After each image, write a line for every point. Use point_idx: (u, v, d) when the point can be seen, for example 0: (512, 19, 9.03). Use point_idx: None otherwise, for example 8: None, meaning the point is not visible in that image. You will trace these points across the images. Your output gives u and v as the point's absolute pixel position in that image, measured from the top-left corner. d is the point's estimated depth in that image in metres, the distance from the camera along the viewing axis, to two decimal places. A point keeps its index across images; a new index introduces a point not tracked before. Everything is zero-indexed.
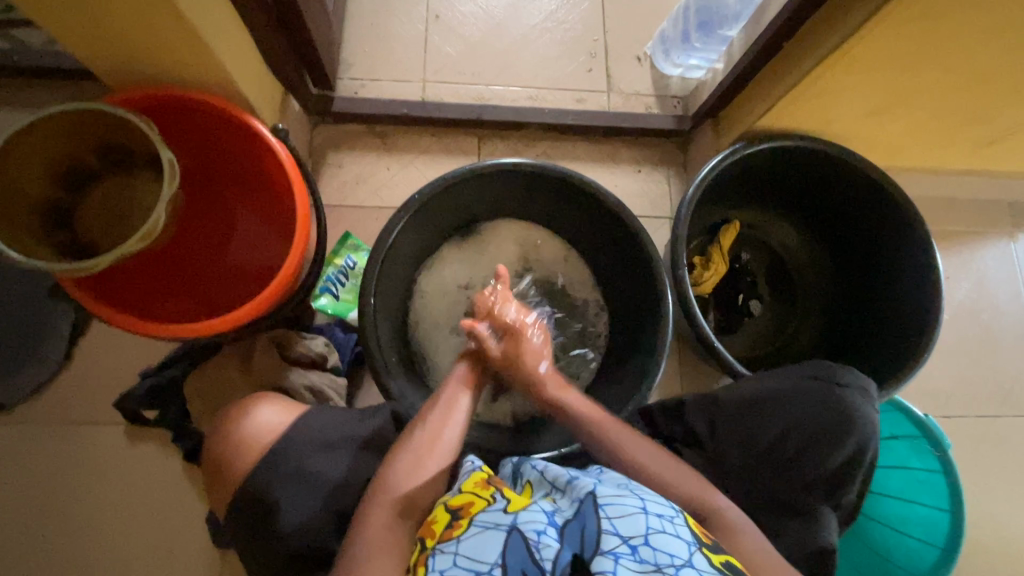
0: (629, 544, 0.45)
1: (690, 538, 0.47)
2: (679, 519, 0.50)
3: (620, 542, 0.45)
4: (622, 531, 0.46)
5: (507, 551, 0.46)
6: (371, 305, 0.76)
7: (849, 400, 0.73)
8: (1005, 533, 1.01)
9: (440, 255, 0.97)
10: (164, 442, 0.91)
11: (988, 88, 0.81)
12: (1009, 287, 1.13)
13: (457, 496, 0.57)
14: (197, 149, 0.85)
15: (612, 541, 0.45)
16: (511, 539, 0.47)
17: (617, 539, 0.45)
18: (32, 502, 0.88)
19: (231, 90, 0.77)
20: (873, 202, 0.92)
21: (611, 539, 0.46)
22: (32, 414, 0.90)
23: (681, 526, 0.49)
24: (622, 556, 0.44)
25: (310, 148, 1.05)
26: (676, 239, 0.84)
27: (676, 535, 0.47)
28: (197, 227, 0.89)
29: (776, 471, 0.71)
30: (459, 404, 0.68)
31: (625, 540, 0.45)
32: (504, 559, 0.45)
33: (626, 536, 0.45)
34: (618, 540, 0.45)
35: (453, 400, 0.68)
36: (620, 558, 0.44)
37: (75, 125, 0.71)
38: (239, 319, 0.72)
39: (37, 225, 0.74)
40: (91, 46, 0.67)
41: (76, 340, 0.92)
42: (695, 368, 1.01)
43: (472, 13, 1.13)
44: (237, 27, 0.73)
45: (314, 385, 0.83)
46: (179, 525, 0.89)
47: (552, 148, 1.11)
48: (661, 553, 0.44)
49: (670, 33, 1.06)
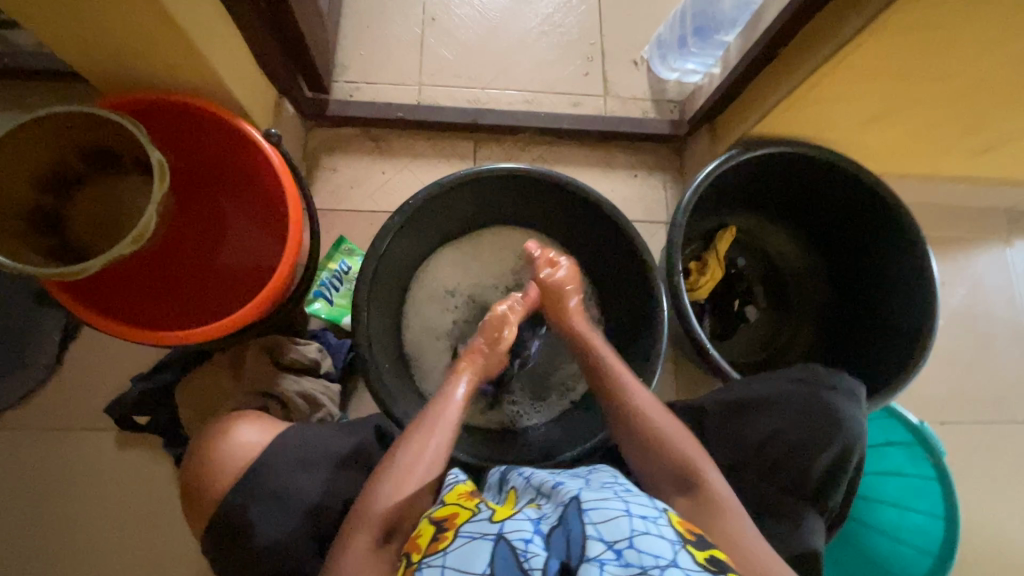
0: (613, 549, 0.44)
1: (673, 537, 0.46)
2: (662, 519, 0.49)
3: (605, 548, 0.44)
4: (606, 536, 0.45)
5: (494, 561, 0.45)
6: (363, 312, 0.75)
7: (836, 403, 0.73)
8: (1001, 541, 1.01)
9: (435, 260, 0.96)
10: (155, 449, 0.90)
11: (984, 96, 0.81)
12: (1004, 293, 1.13)
13: (443, 508, 0.56)
14: (188, 153, 0.84)
15: (597, 547, 0.44)
16: (499, 549, 0.46)
17: (602, 545, 0.44)
18: (20, 508, 0.87)
19: (224, 93, 0.77)
20: (868, 208, 0.92)
21: (596, 545, 0.45)
22: (20, 420, 0.89)
23: (665, 526, 0.48)
24: (607, 563, 0.43)
25: (304, 151, 1.04)
26: (672, 245, 0.84)
27: (660, 536, 0.46)
28: (188, 231, 0.89)
29: (765, 478, 0.70)
30: (445, 419, 0.66)
31: (609, 545, 0.44)
32: (492, 568, 0.45)
33: (611, 541, 0.44)
34: (603, 546, 0.44)
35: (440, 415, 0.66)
36: (606, 564, 0.43)
37: (59, 128, 0.70)
38: (229, 326, 0.72)
39: (26, 230, 0.73)
40: (81, 49, 0.66)
41: (67, 345, 0.91)
42: (690, 374, 1.01)
43: (469, 16, 1.13)
44: (229, 31, 0.72)
45: (307, 392, 0.82)
46: (169, 533, 0.88)
47: (548, 152, 1.10)
48: (646, 555, 0.43)
49: (667, 37, 1.06)
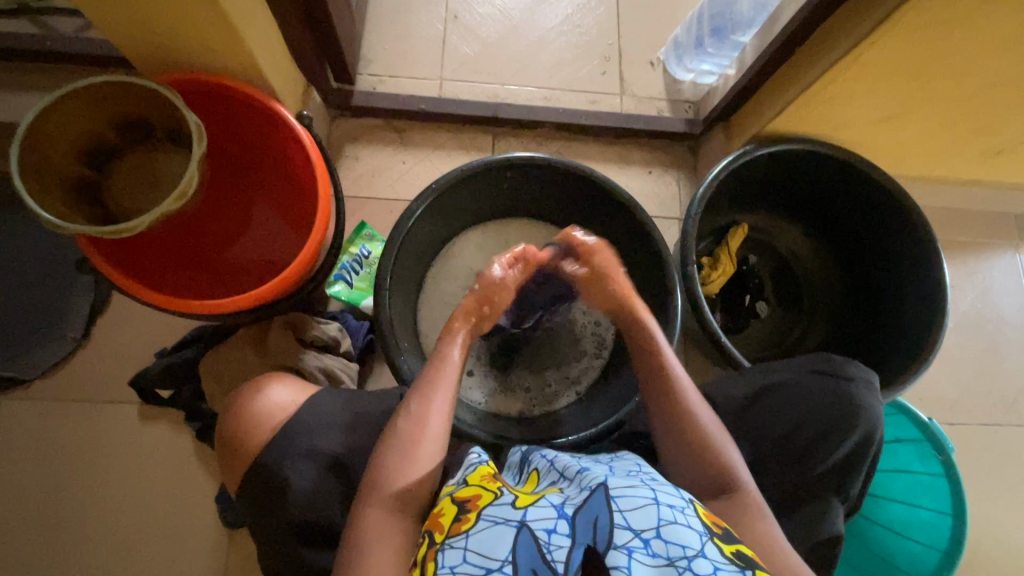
0: (641, 538, 0.46)
1: (701, 528, 0.48)
2: (690, 509, 0.51)
3: (633, 537, 0.46)
4: (634, 525, 0.47)
5: (517, 549, 0.47)
6: (385, 291, 0.78)
7: (855, 393, 0.73)
8: (1010, 541, 1.02)
9: (453, 245, 0.99)
10: (176, 422, 0.92)
11: (997, 99, 0.83)
12: (1015, 298, 1.14)
13: (465, 489, 0.58)
14: (220, 133, 0.87)
15: (625, 535, 0.46)
16: (522, 536, 0.48)
17: (630, 533, 0.47)
18: (44, 476, 0.89)
19: (258, 79, 0.80)
20: (878, 206, 0.94)
21: (624, 533, 0.47)
22: (45, 390, 0.91)
23: (693, 517, 0.49)
24: (635, 551, 0.45)
25: (329, 140, 1.07)
26: (687, 236, 0.86)
27: (688, 526, 0.48)
28: (216, 208, 0.91)
29: (784, 465, 0.72)
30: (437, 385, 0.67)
31: (637, 534, 0.46)
32: (514, 556, 0.46)
33: (638, 530, 0.47)
34: (630, 534, 0.47)
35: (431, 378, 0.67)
36: (634, 553, 0.45)
37: (96, 100, 0.73)
38: (259, 298, 0.74)
39: (68, 198, 0.76)
40: (126, 31, 0.69)
41: (95, 320, 0.94)
42: (702, 366, 1.03)
43: (490, 14, 1.16)
44: (266, 19, 0.75)
45: (328, 367, 0.85)
46: (188, 504, 0.90)
47: (566, 147, 1.13)
48: (673, 546, 0.45)
49: (683, 38, 1.08)
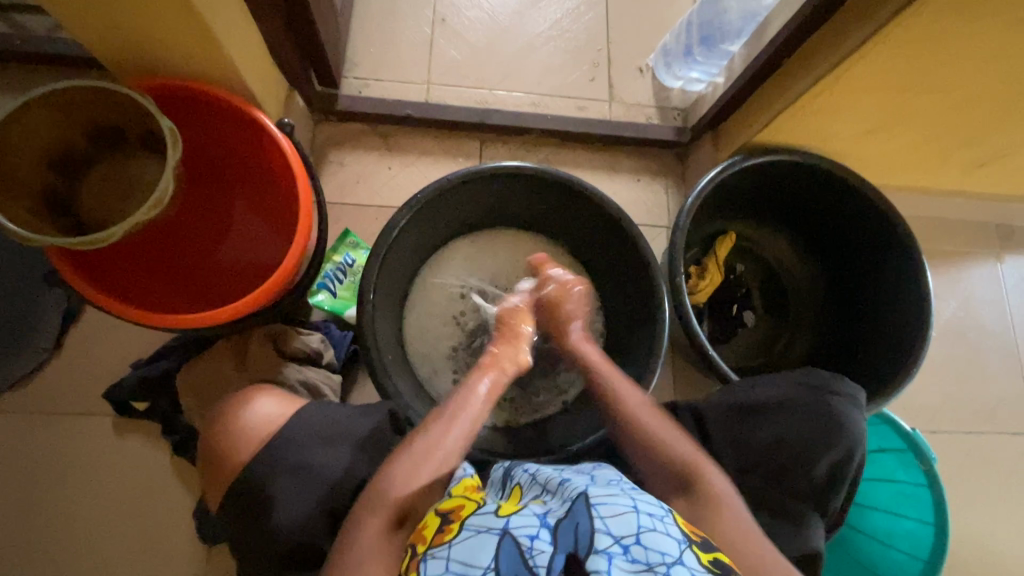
0: (621, 543, 0.45)
1: (680, 537, 0.47)
2: (669, 518, 0.49)
3: (613, 542, 0.45)
4: (615, 531, 0.46)
5: (499, 555, 0.46)
6: (369, 303, 0.76)
7: (840, 408, 0.74)
8: (989, 549, 1.03)
9: (438, 256, 0.98)
10: (153, 436, 0.89)
11: (981, 113, 0.84)
12: (996, 308, 1.15)
13: (448, 501, 0.57)
14: (198, 140, 0.85)
15: (605, 540, 0.45)
16: (504, 543, 0.47)
17: (610, 539, 0.45)
18: (13, 491, 0.86)
19: (238, 83, 0.78)
20: (864, 219, 0.94)
21: (604, 539, 0.45)
22: (16, 403, 0.88)
23: (673, 526, 0.48)
24: (615, 556, 0.44)
25: (312, 145, 1.05)
26: (675, 247, 0.85)
27: (667, 534, 0.47)
28: (194, 217, 0.89)
29: (768, 478, 0.71)
30: (464, 410, 0.67)
31: (617, 540, 0.45)
32: (497, 563, 0.45)
33: (618, 536, 0.45)
34: (611, 540, 0.45)
35: (459, 407, 0.67)
36: (614, 558, 0.44)
37: (65, 106, 0.70)
38: (238, 312, 0.72)
39: (38, 209, 0.73)
40: (97, 33, 0.67)
41: (68, 330, 0.91)
42: (688, 376, 1.02)
43: (478, 18, 1.14)
44: (246, 23, 0.73)
45: (310, 380, 0.83)
46: (164, 519, 0.88)
47: (554, 154, 1.12)
48: (652, 552, 0.44)
49: (672, 45, 1.08)
